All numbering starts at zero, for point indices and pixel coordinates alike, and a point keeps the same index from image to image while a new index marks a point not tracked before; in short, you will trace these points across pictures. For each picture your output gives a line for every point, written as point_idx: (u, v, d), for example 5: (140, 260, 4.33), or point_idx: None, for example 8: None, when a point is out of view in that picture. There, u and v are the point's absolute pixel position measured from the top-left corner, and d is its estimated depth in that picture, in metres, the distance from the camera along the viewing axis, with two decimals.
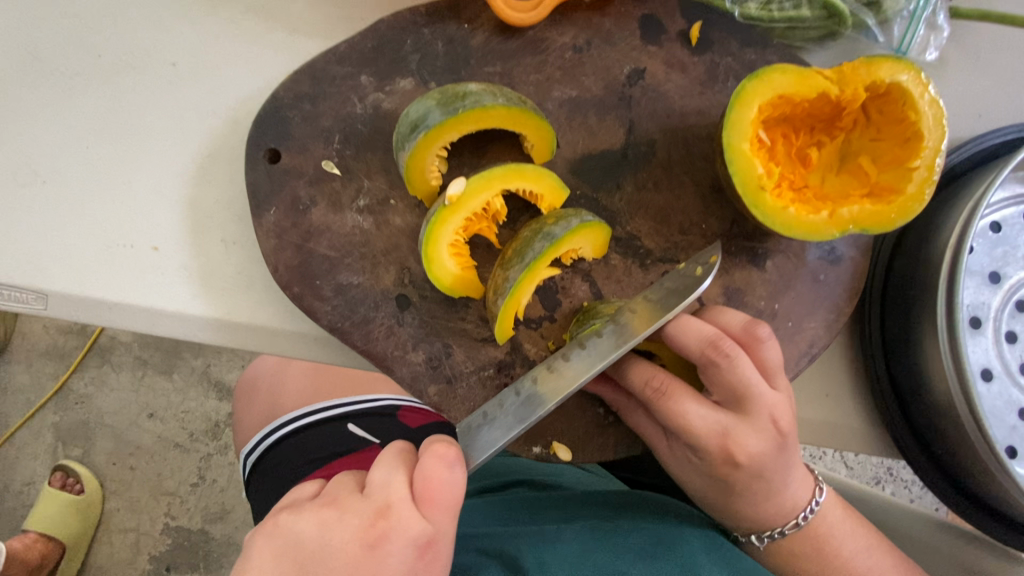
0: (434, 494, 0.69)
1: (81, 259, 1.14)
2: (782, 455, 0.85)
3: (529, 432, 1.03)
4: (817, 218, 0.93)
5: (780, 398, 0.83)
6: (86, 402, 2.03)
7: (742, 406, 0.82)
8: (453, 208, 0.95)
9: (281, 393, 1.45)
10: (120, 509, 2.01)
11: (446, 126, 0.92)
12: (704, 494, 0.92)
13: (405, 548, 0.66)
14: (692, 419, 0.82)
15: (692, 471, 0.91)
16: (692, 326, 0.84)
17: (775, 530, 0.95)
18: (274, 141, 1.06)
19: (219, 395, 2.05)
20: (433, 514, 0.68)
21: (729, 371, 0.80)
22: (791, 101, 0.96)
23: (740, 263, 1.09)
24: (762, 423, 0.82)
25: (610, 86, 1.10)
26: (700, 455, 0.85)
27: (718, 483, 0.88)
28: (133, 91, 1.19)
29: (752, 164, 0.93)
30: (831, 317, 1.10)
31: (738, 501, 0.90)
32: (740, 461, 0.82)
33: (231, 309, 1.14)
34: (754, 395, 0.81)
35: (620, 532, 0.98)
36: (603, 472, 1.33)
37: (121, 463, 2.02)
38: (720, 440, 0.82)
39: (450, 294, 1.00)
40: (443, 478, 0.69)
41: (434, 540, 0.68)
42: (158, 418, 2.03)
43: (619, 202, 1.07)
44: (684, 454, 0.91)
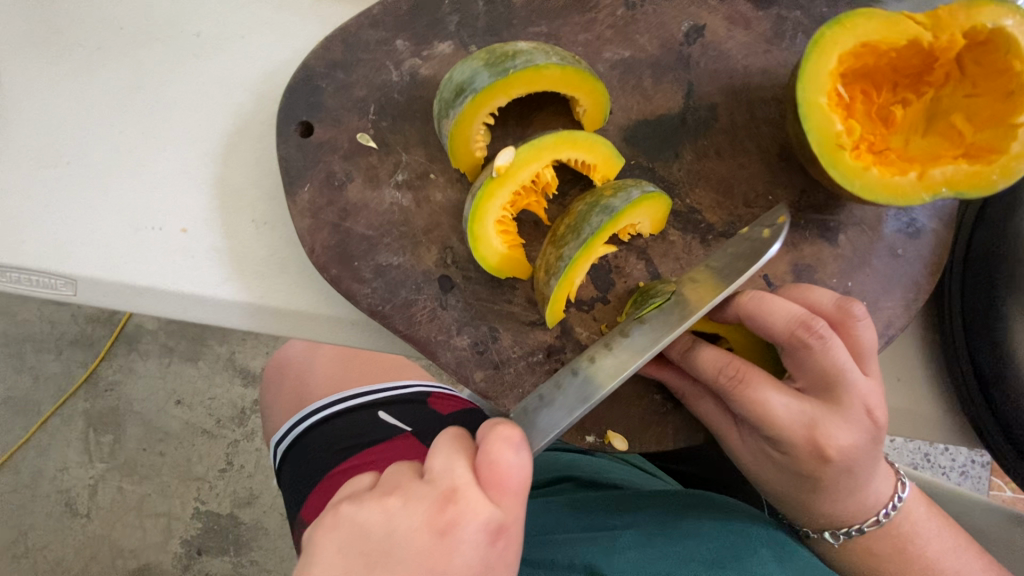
0: (507, 480, 0.61)
1: (109, 241, 1.10)
2: (872, 449, 0.77)
3: (582, 421, 0.96)
4: (903, 180, 0.84)
5: (873, 385, 0.77)
6: (115, 389, 2.02)
7: (832, 394, 0.75)
8: (501, 180, 0.87)
9: (309, 381, 1.40)
10: (153, 494, 2.01)
11: (494, 89, 0.85)
12: (778, 490, 0.85)
13: (480, 537, 0.57)
14: (775, 408, 0.75)
15: (767, 465, 0.84)
16: (778, 306, 0.77)
17: (852, 527, 0.87)
18: (305, 113, 1.00)
19: (246, 382, 2.03)
20: (503, 499, 0.60)
21: (821, 354, 0.74)
22: (876, 51, 0.87)
23: (809, 238, 1.00)
24: (854, 414, 0.75)
25: (666, 45, 1.01)
26: (782, 448, 0.77)
27: (798, 477, 0.80)
28: (157, 64, 1.13)
29: (831, 120, 0.84)
30: (910, 296, 1.00)
31: (818, 497, 0.82)
32: (829, 456, 0.75)
33: (263, 292, 1.09)
34: (847, 381, 0.74)
35: (685, 535, 0.93)
36: (651, 471, 1.26)
37: (151, 449, 2.01)
38: (807, 432, 0.75)
39: (497, 274, 0.93)
40: (513, 461, 0.62)
41: (509, 527, 0.59)
42: (186, 404, 2.01)
43: (678, 173, 0.99)
44: (758, 446, 0.83)
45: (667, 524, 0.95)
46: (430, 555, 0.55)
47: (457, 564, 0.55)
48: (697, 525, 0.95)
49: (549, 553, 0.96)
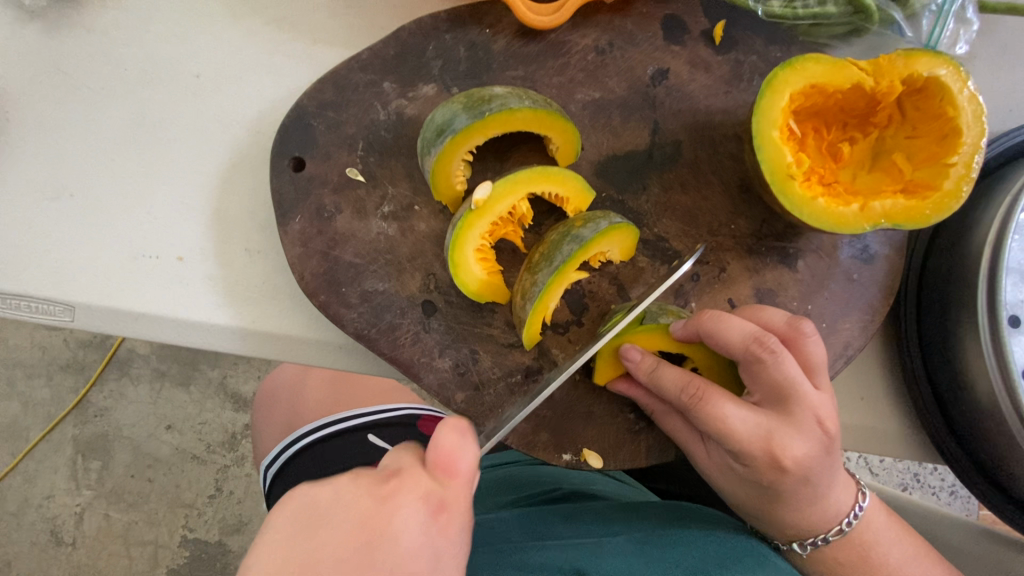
0: (455, 465, 0.65)
1: (109, 270, 1.15)
2: (828, 458, 0.82)
3: (558, 439, 1.01)
4: (847, 210, 0.90)
5: (824, 398, 0.82)
6: (105, 415, 2.04)
7: (785, 406, 0.81)
8: (480, 213, 0.94)
9: (300, 405, 1.44)
10: (139, 522, 2.01)
11: (472, 129, 0.92)
12: (744, 502, 0.90)
13: (418, 507, 0.61)
14: (734, 422, 0.80)
15: (732, 478, 0.88)
16: (733, 324, 0.84)
17: (817, 537, 0.91)
18: (298, 149, 1.06)
19: (236, 407, 2.06)
20: (446, 482, 0.65)
21: (773, 367, 0.80)
22: (823, 91, 0.93)
23: (770, 264, 1.06)
24: (806, 426, 0.80)
25: (634, 86, 1.09)
26: (743, 460, 0.82)
27: (760, 489, 0.85)
28: (160, 104, 1.20)
29: (783, 152, 0.89)
30: (867, 318, 1.06)
31: (781, 507, 0.87)
32: (785, 466, 0.80)
33: (255, 318, 1.14)
34: (799, 394, 0.80)
35: (669, 542, 0.96)
36: (634, 483, 1.29)
37: (139, 475, 2.02)
38: (765, 444, 0.80)
39: (476, 300, 0.99)
40: (461, 445, 0.66)
41: (449, 506, 0.63)
42: (175, 430, 2.03)
43: (645, 203, 1.06)
44: (723, 460, 0.88)
45: (650, 534, 0.99)
46: (367, 519, 0.59)
47: (394, 528, 0.59)
48: (678, 534, 0.98)
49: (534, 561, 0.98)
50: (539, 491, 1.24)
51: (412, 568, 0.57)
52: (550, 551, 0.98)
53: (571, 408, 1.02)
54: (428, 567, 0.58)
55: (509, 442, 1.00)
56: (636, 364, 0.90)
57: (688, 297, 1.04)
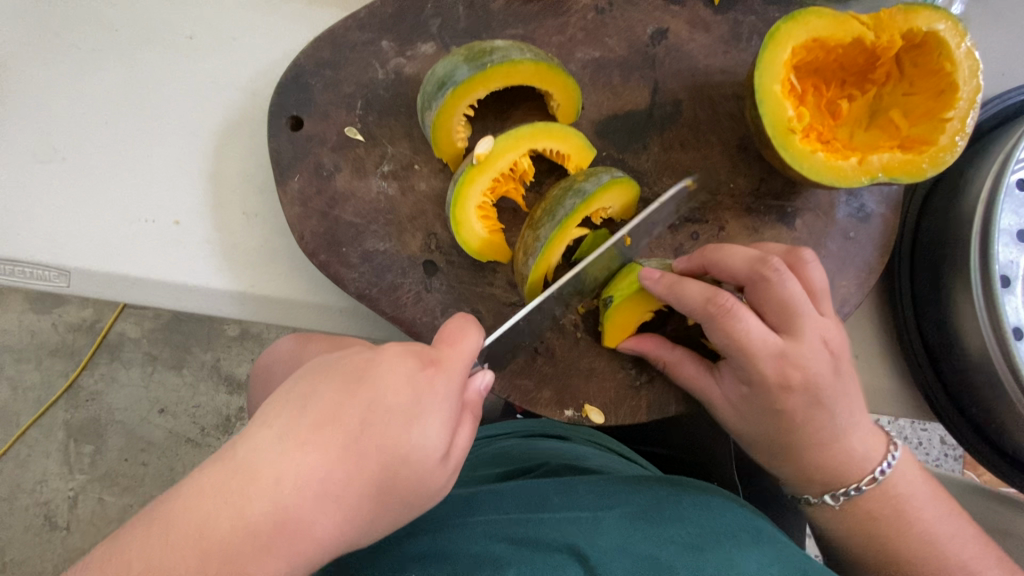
0: (459, 336, 0.71)
1: (104, 234, 1.14)
2: (838, 382, 0.83)
3: (560, 396, 1.02)
4: (846, 164, 0.90)
5: (827, 322, 0.85)
6: (96, 399, 2.03)
7: (793, 323, 0.82)
8: (481, 167, 0.94)
9: None
10: (134, 505, 2.00)
11: (473, 82, 0.91)
12: (761, 437, 0.89)
13: (410, 356, 0.65)
14: (750, 337, 0.81)
15: (745, 410, 0.89)
16: (735, 252, 0.87)
17: (848, 487, 0.86)
18: (296, 108, 1.05)
19: (230, 389, 2.04)
20: (445, 345, 0.69)
21: (779, 286, 0.82)
22: (824, 46, 0.93)
23: (769, 223, 1.07)
24: (812, 343, 0.82)
25: (633, 46, 1.09)
26: (753, 381, 0.84)
27: (771, 416, 0.86)
28: (151, 65, 1.18)
29: (784, 106, 0.89)
30: (864, 275, 1.08)
31: (796, 441, 0.86)
32: (794, 384, 0.81)
33: (253, 282, 1.14)
34: (804, 312, 0.82)
35: (667, 519, 0.91)
36: (625, 456, 1.28)
37: (132, 459, 2.01)
38: (777, 361, 0.81)
39: (478, 258, 1.00)
40: (468, 326, 0.73)
41: (442, 359, 0.67)
42: (168, 413, 2.02)
43: (645, 162, 1.07)
44: (734, 391, 0.90)
45: (649, 510, 0.93)
46: (360, 364, 0.64)
47: (385, 365, 0.64)
48: (674, 511, 0.94)
49: (524, 535, 0.89)
50: (527, 465, 1.16)
51: (394, 398, 0.62)
52: (540, 527, 0.90)
53: (572, 366, 1.03)
54: (410, 404, 0.62)
55: (511, 398, 1.01)
56: (655, 280, 0.89)
57: (688, 255, 1.05)
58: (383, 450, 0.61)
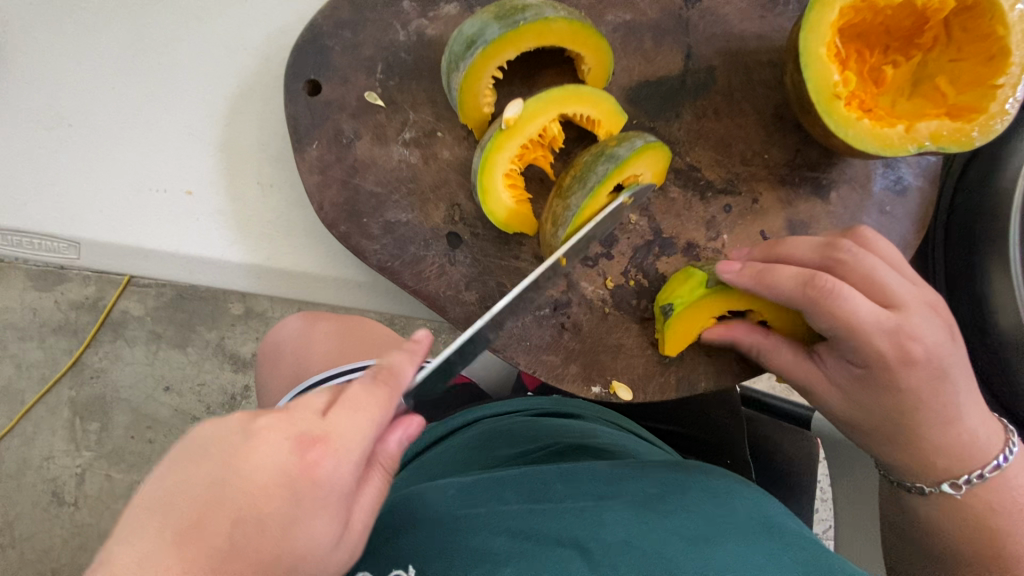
0: (360, 404, 0.59)
1: (114, 205, 1.10)
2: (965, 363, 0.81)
3: (587, 372, 1.00)
4: (892, 132, 0.86)
5: (922, 286, 0.83)
6: (101, 376, 2.00)
7: (894, 293, 0.80)
8: (509, 133, 0.91)
9: (306, 358, 1.40)
10: (143, 482, 2.01)
11: (503, 42, 0.87)
12: (884, 421, 0.83)
13: (286, 442, 0.55)
14: (852, 311, 0.78)
15: (863, 393, 0.83)
16: (799, 243, 0.90)
17: (973, 474, 0.81)
18: (313, 71, 1.00)
19: (235, 367, 2.03)
20: (338, 415, 0.58)
21: (858, 261, 0.82)
22: (873, 7, 0.88)
23: (803, 195, 1.04)
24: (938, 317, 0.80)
25: (665, 9, 1.04)
26: (869, 359, 0.79)
27: (888, 396, 0.80)
28: (158, 26, 1.12)
29: (829, 70, 0.85)
30: (898, 251, 1.05)
31: (926, 420, 0.80)
32: (918, 355, 0.77)
33: (268, 256, 1.11)
34: (893, 280, 0.81)
35: (670, 509, 0.89)
36: (637, 432, 1.26)
37: (139, 437, 2.01)
38: (893, 332, 0.77)
39: (504, 228, 0.97)
40: (364, 393, 0.60)
41: (326, 438, 0.56)
42: (174, 391, 2.01)
43: (678, 132, 1.03)
44: (848, 377, 0.84)
45: (654, 500, 0.91)
46: (226, 454, 0.54)
47: (255, 460, 0.54)
48: (679, 501, 0.91)
49: (529, 527, 0.85)
50: (536, 447, 1.14)
51: (267, 505, 0.53)
52: (547, 518, 0.87)
53: (600, 342, 1.00)
54: (285, 506, 0.53)
55: (538, 374, 0.99)
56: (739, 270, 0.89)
57: (720, 228, 1.02)
58: (259, 558, 0.52)
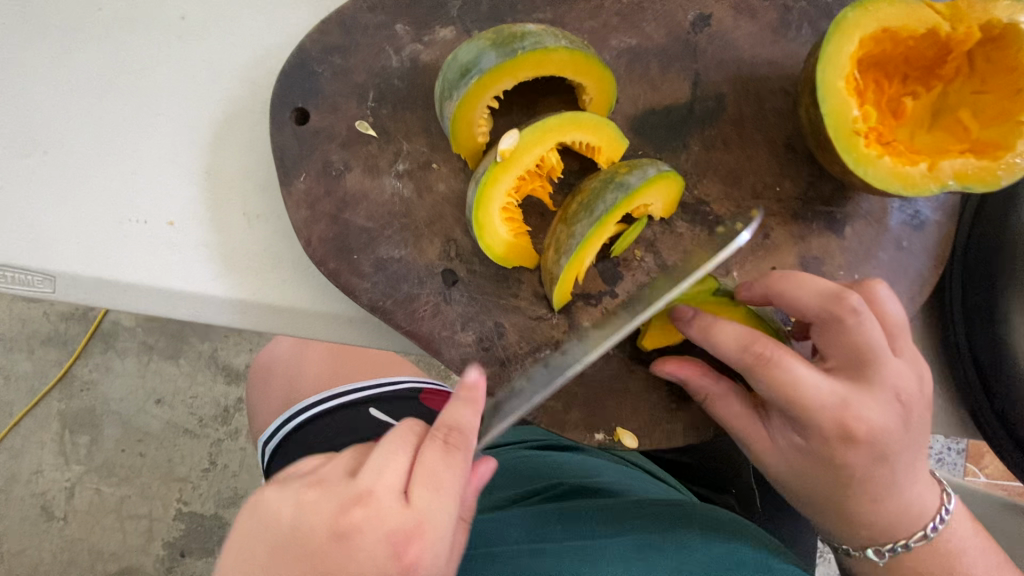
0: (437, 485, 0.65)
1: (92, 236, 1.04)
2: (909, 438, 0.76)
3: (590, 418, 0.95)
4: (913, 170, 0.81)
5: (904, 368, 0.75)
6: (92, 389, 1.94)
7: (861, 372, 0.74)
8: (506, 165, 0.85)
9: (298, 378, 1.38)
10: (132, 496, 1.92)
11: (500, 71, 0.81)
12: (816, 491, 0.81)
13: (381, 545, 0.61)
14: (803, 384, 0.73)
15: (796, 458, 0.81)
16: (807, 282, 0.78)
17: (897, 543, 0.82)
18: (301, 99, 0.95)
19: (228, 380, 1.95)
20: (417, 501, 0.64)
21: (856, 328, 0.73)
22: (894, 37, 0.83)
23: (817, 230, 0.99)
24: (884, 395, 0.74)
25: (673, 34, 0.99)
26: (808, 433, 0.76)
27: (825, 468, 0.78)
28: (139, 48, 1.07)
29: (849, 104, 0.80)
30: (915, 288, 1.00)
31: (854, 495, 0.79)
32: (859, 440, 0.74)
33: (255, 289, 1.05)
34: (877, 360, 0.74)
35: (670, 553, 0.92)
36: (640, 462, 1.24)
37: (130, 450, 1.92)
38: (839, 413, 0.73)
39: (502, 264, 0.91)
40: (442, 464, 0.65)
41: (418, 534, 0.63)
42: (166, 404, 1.93)
43: (685, 163, 0.98)
44: (787, 440, 0.81)
45: (660, 539, 0.94)
46: (328, 556, 0.61)
47: (356, 562, 0.61)
48: (679, 543, 0.94)
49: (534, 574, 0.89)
50: (539, 484, 1.14)
51: None
52: (551, 561, 0.91)
53: (604, 385, 0.95)
54: None
55: (538, 420, 0.94)
56: (689, 323, 0.83)
57: (730, 265, 0.97)
58: None
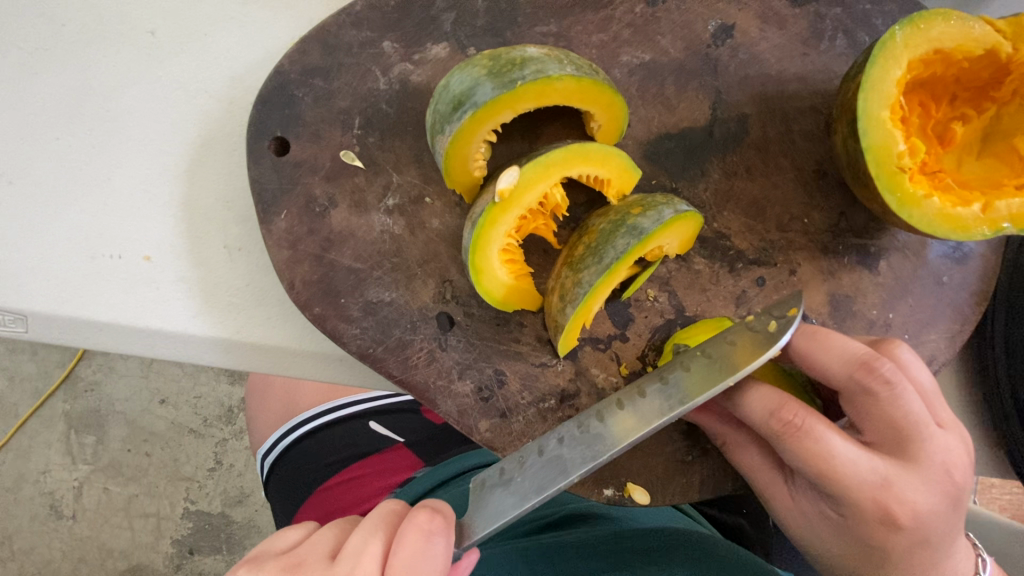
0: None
1: (64, 273, 0.97)
2: (953, 513, 0.69)
3: (599, 472, 0.88)
4: (965, 212, 0.72)
5: (950, 440, 0.68)
6: (96, 391, 1.71)
7: (902, 446, 0.67)
8: (505, 205, 0.76)
9: (297, 391, 1.28)
10: (139, 496, 1.72)
11: (498, 103, 0.72)
12: (841, 565, 0.74)
13: None
14: (839, 460, 0.65)
15: (824, 532, 0.74)
16: (835, 343, 0.70)
17: None
18: (281, 127, 0.87)
19: (231, 380, 1.72)
20: None
21: (893, 397, 0.66)
22: (946, 59, 0.74)
23: (848, 265, 0.90)
24: (929, 473, 0.66)
25: (691, 47, 0.89)
26: (844, 511, 0.68)
27: (860, 547, 0.71)
28: (107, 67, 0.98)
29: (894, 137, 0.71)
30: (955, 327, 0.91)
31: None
32: (902, 522, 0.66)
33: (238, 327, 0.98)
34: (921, 433, 0.66)
35: None
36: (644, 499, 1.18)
37: (135, 450, 1.71)
38: (880, 494, 0.66)
39: (502, 309, 0.83)
40: (422, 552, 0.56)
41: None
42: (170, 405, 1.71)
43: (704, 193, 0.89)
44: (814, 509, 0.74)
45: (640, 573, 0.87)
46: None
47: None
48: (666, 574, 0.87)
49: None
50: (532, 522, 1.11)
51: None
52: None
53: None
54: None
55: None
56: None
57: (752, 305, 0.88)
58: None
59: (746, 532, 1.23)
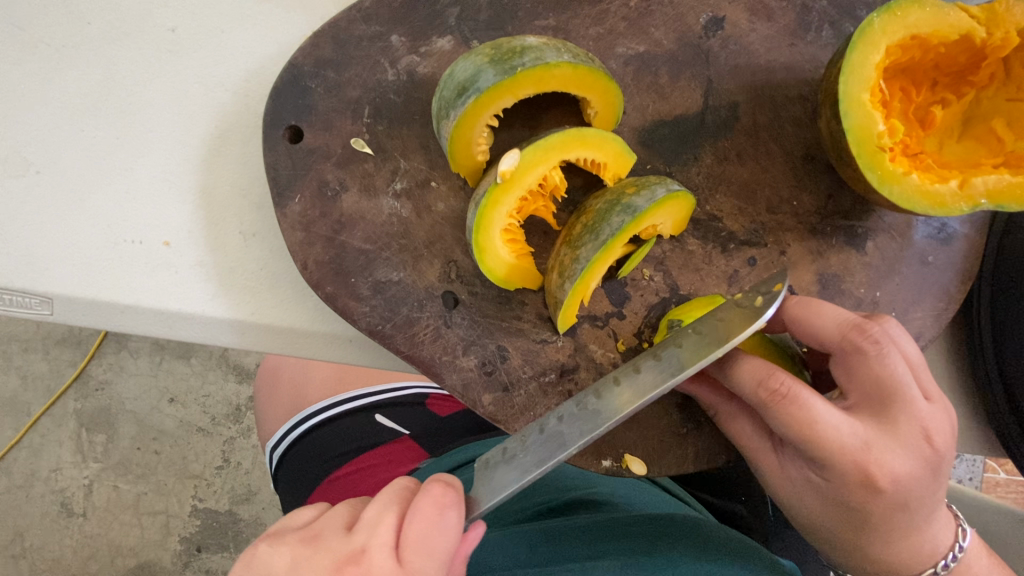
0: (431, 547, 0.58)
1: (88, 258, 1.02)
2: (933, 480, 0.72)
3: (597, 444, 0.92)
4: (943, 188, 0.76)
5: (934, 409, 0.71)
6: (106, 389, 1.76)
7: (884, 411, 0.70)
8: (506, 187, 0.80)
9: (304, 385, 1.33)
10: (147, 493, 1.76)
11: (500, 89, 0.77)
12: (822, 528, 0.78)
13: None
14: (822, 425, 0.69)
15: (808, 496, 0.77)
16: (826, 313, 0.75)
17: None
18: (294, 116, 0.92)
19: (239, 378, 1.78)
20: (412, 561, 0.57)
21: (876, 360, 0.70)
22: (924, 44, 0.78)
23: (836, 245, 0.94)
24: (908, 438, 0.70)
25: (683, 39, 0.93)
26: (827, 474, 0.71)
27: (841, 509, 0.74)
28: (129, 63, 1.04)
29: (874, 118, 0.75)
30: (941, 306, 0.94)
31: (868, 537, 0.76)
32: (881, 486, 0.70)
33: (254, 310, 1.02)
34: (904, 397, 0.70)
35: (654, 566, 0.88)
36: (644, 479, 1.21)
37: (144, 449, 1.76)
38: (860, 457, 0.69)
39: (504, 286, 0.87)
40: (437, 523, 0.59)
41: None
42: (178, 403, 1.76)
43: (697, 176, 0.93)
44: (799, 474, 0.77)
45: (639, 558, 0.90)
46: None
47: None
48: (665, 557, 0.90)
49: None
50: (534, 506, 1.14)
51: None
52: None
53: None
54: None
55: None
56: None
57: (743, 283, 0.92)
58: None
59: (745, 519, 1.26)
